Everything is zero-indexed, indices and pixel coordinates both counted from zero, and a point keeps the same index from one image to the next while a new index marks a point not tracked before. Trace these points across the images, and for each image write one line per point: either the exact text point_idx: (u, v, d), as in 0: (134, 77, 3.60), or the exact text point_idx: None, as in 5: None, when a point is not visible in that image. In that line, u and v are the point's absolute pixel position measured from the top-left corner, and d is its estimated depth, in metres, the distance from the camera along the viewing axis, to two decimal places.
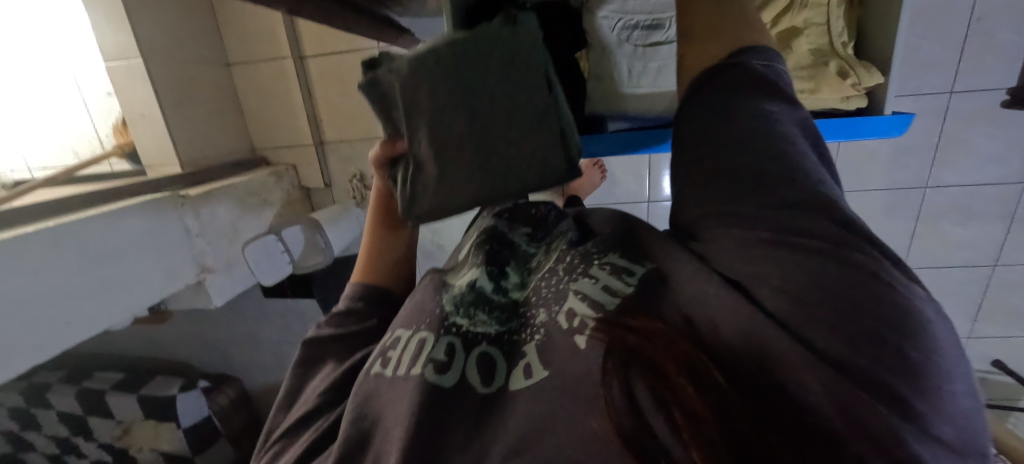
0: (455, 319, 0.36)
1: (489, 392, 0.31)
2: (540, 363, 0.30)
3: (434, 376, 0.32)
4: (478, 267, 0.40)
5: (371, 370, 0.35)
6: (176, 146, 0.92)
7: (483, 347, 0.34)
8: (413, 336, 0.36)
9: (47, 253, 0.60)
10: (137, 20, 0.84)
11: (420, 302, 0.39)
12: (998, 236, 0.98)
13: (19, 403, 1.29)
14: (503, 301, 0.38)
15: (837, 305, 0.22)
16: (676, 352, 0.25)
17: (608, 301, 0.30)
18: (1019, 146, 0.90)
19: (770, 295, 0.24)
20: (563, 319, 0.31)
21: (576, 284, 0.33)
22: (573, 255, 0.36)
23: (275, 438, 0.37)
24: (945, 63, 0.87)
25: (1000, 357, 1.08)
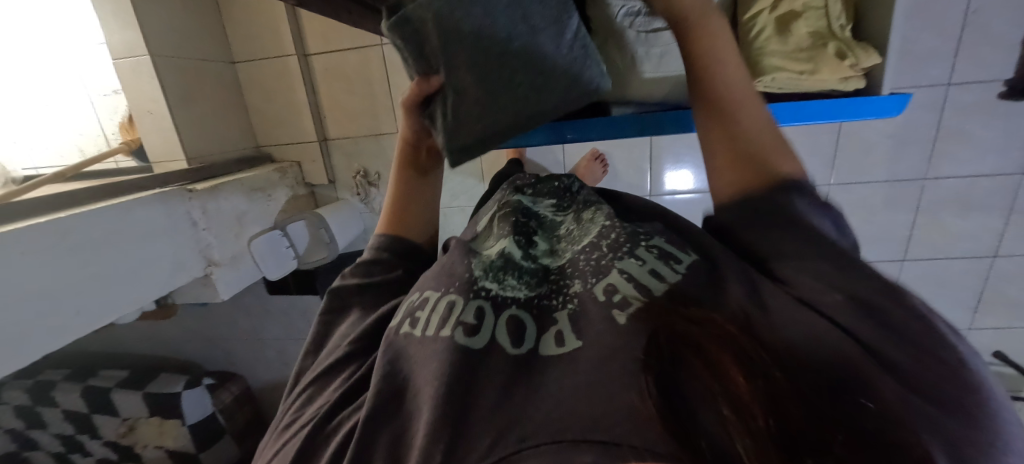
0: (484, 283, 0.44)
1: (519, 353, 0.39)
2: (574, 334, 0.38)
3: (462, 339, 0.39)
4: (508, 237, 0.48)
5: (400, 331, 0.43)
6: (183, 142, 0.93)
7: (512, 310, 0.42)
8: (442, 298, 0.44)
9: (58, 243, 0.61)
10: (144, 17, 0.85)
11: (450, 266, 0.47)
12: (998, 227, 0.98)
13: (24, 402, 1.29)
14: (533, 266, 0.46)
15: (888, 327, 0.30)
16: (743, 357, 0.30)
17: (654, 285, 0.38)
18: (1017, 138, 0.91)
19: (835, 324, 0.31)
20: (599, 292, 0.40)
21: (620, 263, 0.41)
22: (615, 235, 0.44)
23: (307, 385, 0.46)
24: (943, 55, 0.88)
25: (1001, 349, 1.09)
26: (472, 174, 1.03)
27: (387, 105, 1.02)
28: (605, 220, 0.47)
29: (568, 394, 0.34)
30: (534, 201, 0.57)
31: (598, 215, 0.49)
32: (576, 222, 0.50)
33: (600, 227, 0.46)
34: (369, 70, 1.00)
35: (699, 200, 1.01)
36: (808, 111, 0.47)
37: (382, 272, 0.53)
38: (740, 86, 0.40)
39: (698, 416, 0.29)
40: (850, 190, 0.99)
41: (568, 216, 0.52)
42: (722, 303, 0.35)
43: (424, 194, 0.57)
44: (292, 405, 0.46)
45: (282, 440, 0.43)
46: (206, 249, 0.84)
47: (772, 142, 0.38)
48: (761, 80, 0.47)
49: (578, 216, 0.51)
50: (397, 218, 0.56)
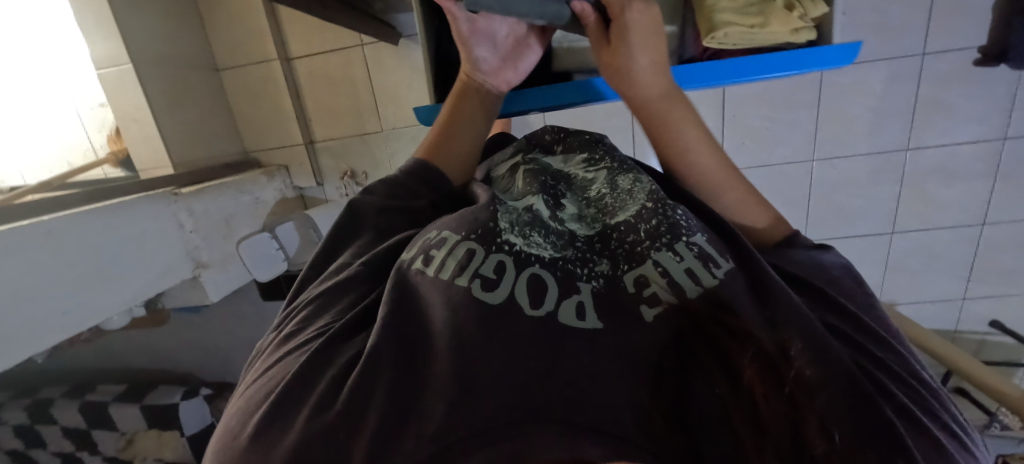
0: (509, 237, 0.39)
1: (538, 315, 0.34)
2: (597, 315, 0.35)
3: (480, 293, 0.35)
4: (537, 194, 0.42)
5: (412, 266, 0.39)
6: (169, 148, 0.94)
7: (535, 269, 0.37)
8: (460, 243, 0.39)
9: (43, 244, 0.61)
10: (126, 27, 0.87)
11: (472, 211, 0.42)
12: (983, 195, 0.99)
13: (23, 421, 1.29)
14: (560, 229, 0.41)
15: (893, 373, 0.32)
16: (761, 356, 0.30)
17: (689, 287, 0.35)
18: (994, 103, 0.92)
19: (857, 350, 0.32)
20: (630, 283, 0.37)
21: (657, 254, 0.37)
22: (656, 218, 0.39)
23: (309, 300, 0.42)
24: (915, 26, 0.89)
25: (997, 317, 1.08)
26: None
27: (370, 104, 1.03)
28: (648, 198, 0.40)
29: (588, 373, 0.32)
30: (564, 161, 0.50)
31: (638, 188, 0.42)
32: (610, 183, 0.44)
33: (641, 204, 0.40)
34: (351, 70, 1.01)
35: None
36: (763, 66, 0.47)
37: (408, 197, 0.49)
38: (706, 153, 0.44)
39: (699, 436, 0.30)
40: (834, 165, 1.00)
41: (601, 173, 0.46)
42: (774, 319, 0.32)
43: (472, 124, 0.53)
44: (293, 317, 0.42)
45: (277, 354, 0.39)
46: (194, 251, 0.85)
47: (735, 195, 0.44)
48: (715, 35, 0.46)
49: (613, 177, 0.44)
50: (438, 148, 0.52)
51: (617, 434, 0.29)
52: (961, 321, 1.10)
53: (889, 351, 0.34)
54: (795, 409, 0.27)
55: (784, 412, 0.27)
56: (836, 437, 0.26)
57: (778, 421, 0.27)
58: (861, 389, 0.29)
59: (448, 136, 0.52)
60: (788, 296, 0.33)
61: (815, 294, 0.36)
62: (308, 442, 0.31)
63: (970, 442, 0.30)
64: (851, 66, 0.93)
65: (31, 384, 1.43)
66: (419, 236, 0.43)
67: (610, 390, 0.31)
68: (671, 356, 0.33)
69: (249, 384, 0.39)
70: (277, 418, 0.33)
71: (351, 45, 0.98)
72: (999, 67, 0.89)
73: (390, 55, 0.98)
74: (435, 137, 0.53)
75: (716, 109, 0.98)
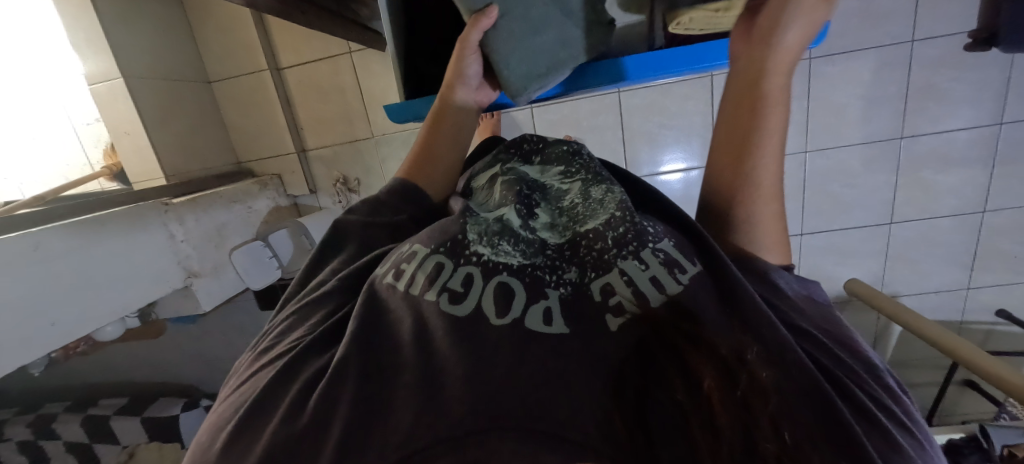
0: (478, 248, 0.38)
1: (503, 323, 0.33)
2: (562, 319, 0.34)
3: (447, 306, 0.35)
4: (510, 204, 0.40)
5: (383, 281, 0.38)
6: (160, 161, 0.95)
7: (502, 277, 0.36)
8: (430, 256, 0.38)
9: (29, 256, 0.62)
10: (117, 42, 0.88)
11: (443, 224, 0.41)
12: (982, 181, 0.97)
13: (26, 436, 1.30)
14: (530, 237, 0.39)
15: (856, 374, 0.31)
16: (717, 361, 0.30)
17: (654, 296, 0.33)
18: (990, 87, 0.91)
19: (819, 351, 0.31)
20: (597, 290, 0.35)
21: (623, 262, 0.35)
22: (624, 225, 0.37)
23: (285, 317, 0.42)
24: (901, 12, 0.88)
25: (1003, 307, 1.06)
26: None
27: (360, 110, 1.03)
28: (617, 208, 0.38)
29: (554, 378, 0.31)
30: (541, 170, 0.47)
31: (610, 198, 0.39)
32: (583, 194, 0.41)
33: (609, 214, 0.38)
34: (340, 78, 1.02)
35: (687, 177, 1.02)
36: None
37: (389, 214, 0.49)
38: (771, 149, 0.37)
39: (660, 442, 0.29)
40: (827, 155, 0.98)
41: (576, 184, 0.43)
42: (743, 321, 0.30)
43: (454, 142, 0.53)
44: (273, 333, 0.42)
45: (255, 365, 0.39)
46: (185, 260, 0.85)
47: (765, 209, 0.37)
48: (681, 21, 0.47)
49: (588, 187, 0.41)
50: (421, 166, 0.53)
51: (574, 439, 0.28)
52: (967, 311, 1.07)
53: (852, 354, 0.33)
54: (747, 415, 0.28)
55: (737, 419, 0.28)
56: (781, 434, 0.26)
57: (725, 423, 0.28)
58: (821, 390, 0.27)
59: (430, 155, 0.53)
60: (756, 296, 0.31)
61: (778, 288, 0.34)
62: (272, 453, 0.30)
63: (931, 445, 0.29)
64: (839, 55, 0.92)
65: (36, 399, 1.44)
66: (394, 249, 0.43)
67: (571, 396, 0.30)
68: (632, 363, 0.32)
69: (227, 395, 0.39)
70: (250, 427, 0.32)
71: (339, 52, 0.99)
72: (991, 50, 0.87)
73: (377, 62, 0.99)
74: (418, 155, 0.53)
75: (706, 104, 0.97)
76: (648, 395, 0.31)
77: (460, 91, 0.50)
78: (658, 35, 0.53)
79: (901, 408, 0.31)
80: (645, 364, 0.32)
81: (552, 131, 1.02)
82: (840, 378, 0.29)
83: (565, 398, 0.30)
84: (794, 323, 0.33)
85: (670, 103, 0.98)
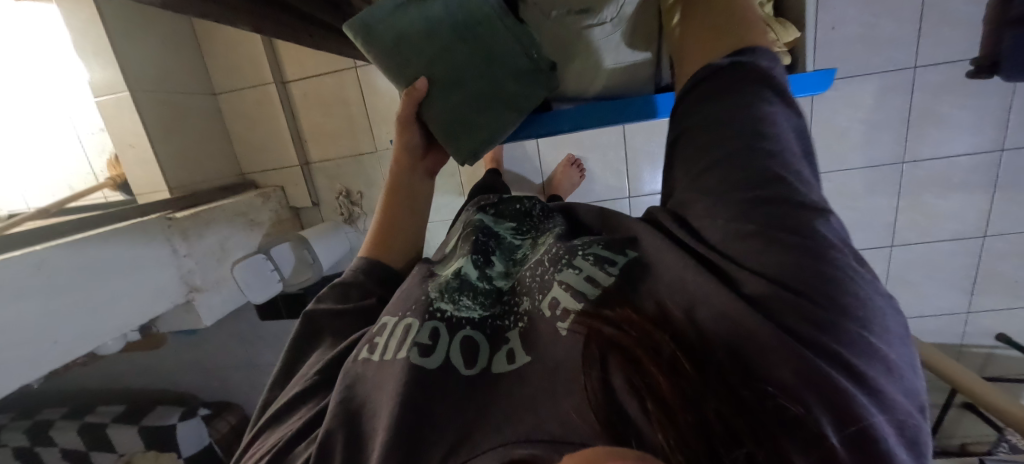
0: (440, 304, 0.41)
1: (473, 373, 0.36)
2: (523, 350, 0.36)
3: (417, 359, 0.37)
4: (465, 257, 0.45)
5: (359, 356, 0.40)
6: (165, 173, 0.95)
7: (465, 331, 0.39)
8: (399, 322, 0.40)
9: (31, 275, 0.62)
10: (122, 54, 0.89)
11: (407, 291, 0.44)
12: (984, 207, 0.97)
13: (22, 443, 1.28)
14: (488, 287, 0.42)
15: (807, 289, 0.28)
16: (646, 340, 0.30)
17: (590, 291, 0.36)
18: (991, 114, 0.91)
19: (752, 280, 0.29)
20: (545, 307, 0.37)
21: (560, 275, 0.38)
22: (557, 248, 0.41)
23: (268, 415, 0.43)
24: (905, 39, 0.88)
25: (1004, 331, 1.06)
26: (452, 188, 1.06)
27: (364, 125, 1.04)
28: (555, 238, 0.43)
29: (519, 403, 0.33)
30: (495, 221, 0.52)
31: (549, 234, 0.45)
32: (533, 245, 0.46)
33: (548, 244, 0.43)
34: (345, 93, 1.02)
35: None
36: None
37: (358, 298, 0.49)
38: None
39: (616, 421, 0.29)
40: (828, 178, 0.99)
41: (527, 239, 0.48)
42: (659, 297, 0.33)
43: (411, 214, 0.54)
44: (257, 445, 0.41)
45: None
46: (188, 274, 0.85)
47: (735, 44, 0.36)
48: None
49: (536, 239, 0.46)
50: (382, 241, 0.53)
51: (541, 437, 0.30)
52: (966, 334, 1.08)
53: (814, 257, 0.28)
54: (676, 379, 0.28)
55: (672, 386, 0.28)
56: (711, 396, 0.27)
57: (681, 387, 0.28)
58: (744, 335, 0.28)
59: (392, 230, 0.53)
60: (678, 265, 0.33)
61: (754, 197, 0.30)
62: None
63: (896, 333, 0.28)
64: (843, 80, 0.92)
65: (35, 402, 1.43)
66: (365, 332, 0.44)
67: (539, 412, 0.32)
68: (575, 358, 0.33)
69: None
70: None
71: (345, 67, 0.99)
72: (992, 78, 0.88)
73: (382, 78, 1.00)
74: (378, 232, 0.53)
75: None
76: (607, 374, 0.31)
77: (411, 161, 0.54)
78: (665, 75, 0.54)
79: (865, 306, 0.27)
80: (598, 350, 0.32)
81: (555, 150, 1.03)
82: (770, 312, 0.28)
83: (536, 413, 0.32)
84: (727, 251, 0.31)
85: None
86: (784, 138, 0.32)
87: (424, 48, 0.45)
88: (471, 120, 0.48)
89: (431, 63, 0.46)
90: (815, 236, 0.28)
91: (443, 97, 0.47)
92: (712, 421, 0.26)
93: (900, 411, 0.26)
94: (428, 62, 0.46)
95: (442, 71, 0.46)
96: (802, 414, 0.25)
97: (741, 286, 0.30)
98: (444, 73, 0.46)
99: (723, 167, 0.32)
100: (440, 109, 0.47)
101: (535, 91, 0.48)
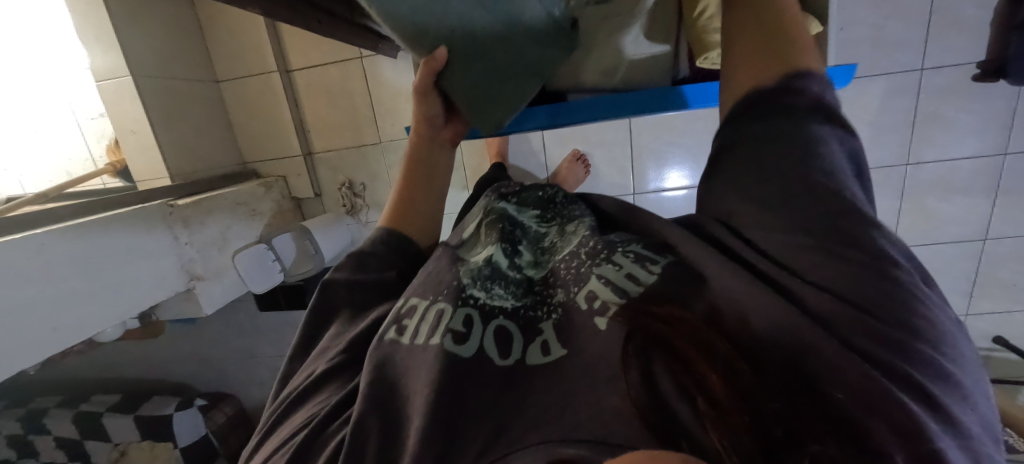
0: (472, 291, 0.41)
1: (508, 363, 0.37)
2: (558, 343, 0.37)
3: (451, 346, 0.37)
4: (494, 244, 0.46)
5: (386, 337, 0.39)
6: (165, 161, 0.94)
7: (499, 321, 0.39)
8: (430, 306, 0.40)
9: (31, 259, 0.61)
10: (125, 38, 0.87)
11: (435, 273, 0.44)
12: (985, 210, 0.98)
13: (15, 431, 1.27)
14: (519, 277, 0.43)
15: (871, 304, 0.28)
16: (699, 345, 0.31)
17: (632, 288, 0.36)
18: (996, 118, 0.91)
19: (811, 294, 0.30)
20: (582, 299, 0.38)
21: (598, 269, 0.39)
22: (594, 240, 0.42)
23: (291, 394, 0.42)
24: (912, 41, 0.89)
25: (1001, 334, 1.07)
26: (456, 182, 1.05)
27: (368, 116, 1.03)
28: (588, 231, 0.44)
29: (557, 398, 0.34)
30: (518, 209, 0.52)
31: (580, 226, 0.46)
32: (560, 234, 0.47)
33: (581, 237, 0.44)
34: (349, 83, 1.01)
35: (690, 195, 1.02)
36: None
37: (376, 269, 0.49)
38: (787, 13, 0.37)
39: (669, 423, 0.30)
40: None
41: (553, 227, 0.49)
42: (704, 298, 0.34)
43: (429, 188, 0.55)
44: (281, 424, 0.41)
45: (269, 446, 0.39)
46: (189, 263, 0.84)
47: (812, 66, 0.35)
48: (708, 56, 0.46)
49: (563, 228, 0.48)
50: (400, 214, 0.54)
51: (587, 436, 0.31)
52: None
53: (884, 276, 0.28)
54: (735, 387, 0.29)
55: (731, 393, 0.29)
56: (770, 401, 0.28)
57: (730, 389, 0.29)
58: (805, 347, 0.29)
59: (410, 201, 0.54)
60: (722, 263, 0.34)
61: (815, 213, 0.30)
62: None
63: (964, 358, 0.28)
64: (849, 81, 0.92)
65: (29, 390, 1.42)
66: (389, 311, 0.44)
67: (580, 408, 0.33)
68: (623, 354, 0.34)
69: None
70: None
71: (350, 57, 0.98)
72: (998, 82, 0.88)
73: (387, 69, 0.99)
74: (396, 203, 0.54)
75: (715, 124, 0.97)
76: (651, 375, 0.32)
77: (430, 130, 0.54)
78: (683, 67, 0.54)
79: (937, 327, 0.27)
80: (643, 352, 0.33)
81: (560, 145, 1.02)
82: (833, 326, 0.29)
83: (577, 411, 0.33)
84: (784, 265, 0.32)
85: (680, 122, 0.98)
86: (846, 157, 0.32)
87: (444, 16, 0.40)
88: (489, 95, 0.47)
89: (452, 34, 0.41)
90: (883, 256, 0.29)
91: (465, 70, 0.44)
92: (766, 421, 0.28)
93: (976, 438, 0.26)
94: (450, 32, 0.41)
95: (465, 41, 0.42)
96: (867, 431, 0.26)
97: (801, 300, 0.31)
98: (467, 46, 0.42)
99: (776, 181, 0.33)
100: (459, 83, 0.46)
101: (558, 56, 0.45)
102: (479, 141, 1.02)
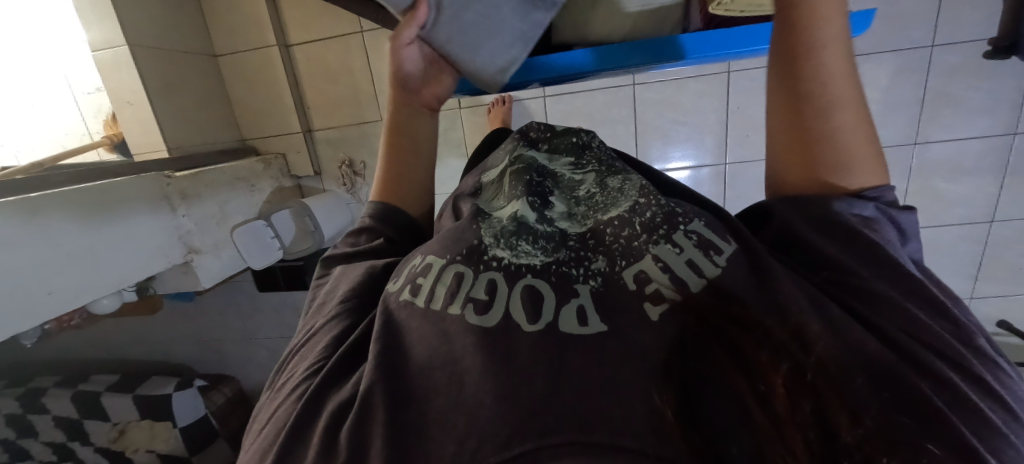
0: (496, 252, 0.35)
1: (535, 329, 0.30)
2: (598, 317, 0.30)
3: (475, 319, 0.31)
4: (520, 198, 0.37)
5: (400, 298, 0.35)
6: (163, 134, 0.93)
7: (527, 280, 0.33)
8: (447, 267, 0.35)
9: (27, 222, 0.60)
10: (121, 6, 0.85)
11: (455, 230, 0.38)
12: (992, 192, 0.97)
13: (14, 410, 1.26)
14: (549, 230, 0.36)
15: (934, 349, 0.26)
16: (779, 353, 0.26)
17: (693, 281, 0.30)
18: (1008, 97, 0.90)
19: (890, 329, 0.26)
20: (629, 277, 0.32)
21: (655, 247, 0.33)
22: (651, 208, 0.35)
23: (299, 346, 0.40)
24: (923, 17, 0.87)
25: (1005, 317, 1.06)
26: (455, 153, 1.07)
27: (369, 93, 1.01)
28: (640, 194, 0.36)
29: (595, 382, 0.27)
30: (548, 158, 0.44)
31: (629, 185, 0.38)
32: (599, 183, 0.39)
33: (632, 201, 0.36)
34: (350, 59, 0.99)
35: (692, 175, 1.01)
36: None
37: (368, 240, 0.48)
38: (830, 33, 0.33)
39: (729, 449, 0.25)
40: None
41: (589, 174, 0.41)
42: (780, 300, 0.28)
43: (414, 158, 0.52)
44: (289, 373, 0.38)
45: (276, 400, 0.36)
46: (186, 235, 0.84)
47: (845, 93, 0.33)
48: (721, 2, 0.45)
49: (602, 177, 0.40)
50: (389, 183, 0.52)
51: (631, 445, 0.25)
52: None
53: (944, 319, 0.28)
54: (826, 425, 0.24)
55: (810, 419, 0.24)
56: (858, 423, 0.23)
57: (803, 403, 0.25)
58: (893, 368, 0.25)
59: (393, 172, 0.52)
60: (790, 276, 0.29)
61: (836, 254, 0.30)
62: None
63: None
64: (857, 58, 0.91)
65: (29, 370, 1.42)
66: (403, 263, 0.40)
67: (623, 399, 0.26)
68: (677, 356, 0.28)
69: (253, 438, 0.36)
70: None
71: (350, 31, 0.97)
72: (1009, 59, 0.87)
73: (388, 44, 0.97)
74: (382, 172, 0.52)
75: (721, 102, 0.95)
76: (696, 395, 0.27)
77: (400, 96, 0.51)
78: (694, 19, 0.52)
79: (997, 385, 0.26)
80: (694, 356, 0.28)
81: (563, 122, 1.02)
82: (919, 355, 0.25)
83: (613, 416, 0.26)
84: (860, 290, 0.28)
85: (684, 99, 0.96)
86: (900, 237, 0.32)
87: None
88: None
89: None
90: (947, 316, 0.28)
91: None
92: (842, 448, 0.23)
93: None
94: None
95: None
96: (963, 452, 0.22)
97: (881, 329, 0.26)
98: None
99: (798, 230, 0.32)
100: (449, 34, 0.44)
101: None
102: (480, 117, 1.03)
